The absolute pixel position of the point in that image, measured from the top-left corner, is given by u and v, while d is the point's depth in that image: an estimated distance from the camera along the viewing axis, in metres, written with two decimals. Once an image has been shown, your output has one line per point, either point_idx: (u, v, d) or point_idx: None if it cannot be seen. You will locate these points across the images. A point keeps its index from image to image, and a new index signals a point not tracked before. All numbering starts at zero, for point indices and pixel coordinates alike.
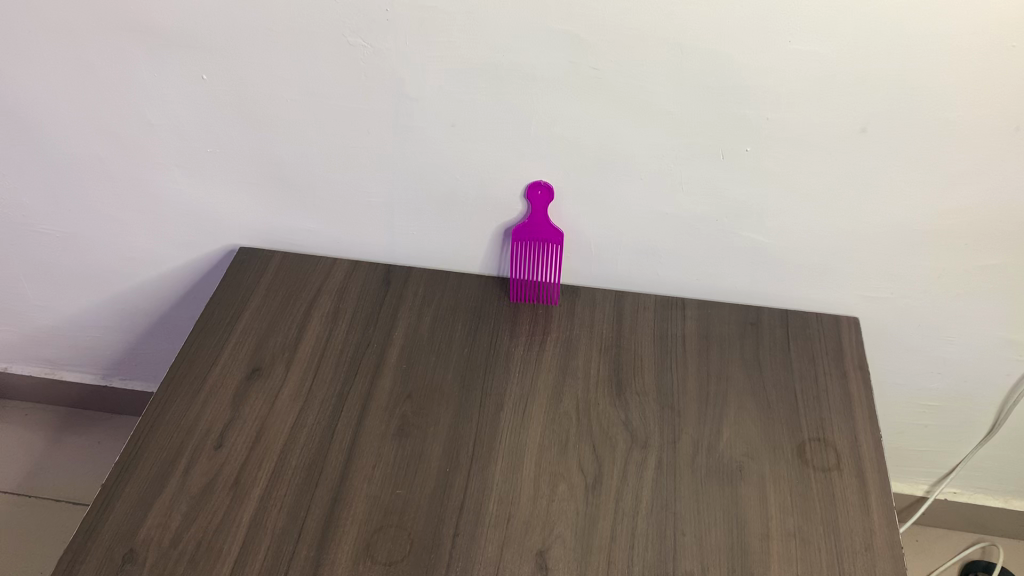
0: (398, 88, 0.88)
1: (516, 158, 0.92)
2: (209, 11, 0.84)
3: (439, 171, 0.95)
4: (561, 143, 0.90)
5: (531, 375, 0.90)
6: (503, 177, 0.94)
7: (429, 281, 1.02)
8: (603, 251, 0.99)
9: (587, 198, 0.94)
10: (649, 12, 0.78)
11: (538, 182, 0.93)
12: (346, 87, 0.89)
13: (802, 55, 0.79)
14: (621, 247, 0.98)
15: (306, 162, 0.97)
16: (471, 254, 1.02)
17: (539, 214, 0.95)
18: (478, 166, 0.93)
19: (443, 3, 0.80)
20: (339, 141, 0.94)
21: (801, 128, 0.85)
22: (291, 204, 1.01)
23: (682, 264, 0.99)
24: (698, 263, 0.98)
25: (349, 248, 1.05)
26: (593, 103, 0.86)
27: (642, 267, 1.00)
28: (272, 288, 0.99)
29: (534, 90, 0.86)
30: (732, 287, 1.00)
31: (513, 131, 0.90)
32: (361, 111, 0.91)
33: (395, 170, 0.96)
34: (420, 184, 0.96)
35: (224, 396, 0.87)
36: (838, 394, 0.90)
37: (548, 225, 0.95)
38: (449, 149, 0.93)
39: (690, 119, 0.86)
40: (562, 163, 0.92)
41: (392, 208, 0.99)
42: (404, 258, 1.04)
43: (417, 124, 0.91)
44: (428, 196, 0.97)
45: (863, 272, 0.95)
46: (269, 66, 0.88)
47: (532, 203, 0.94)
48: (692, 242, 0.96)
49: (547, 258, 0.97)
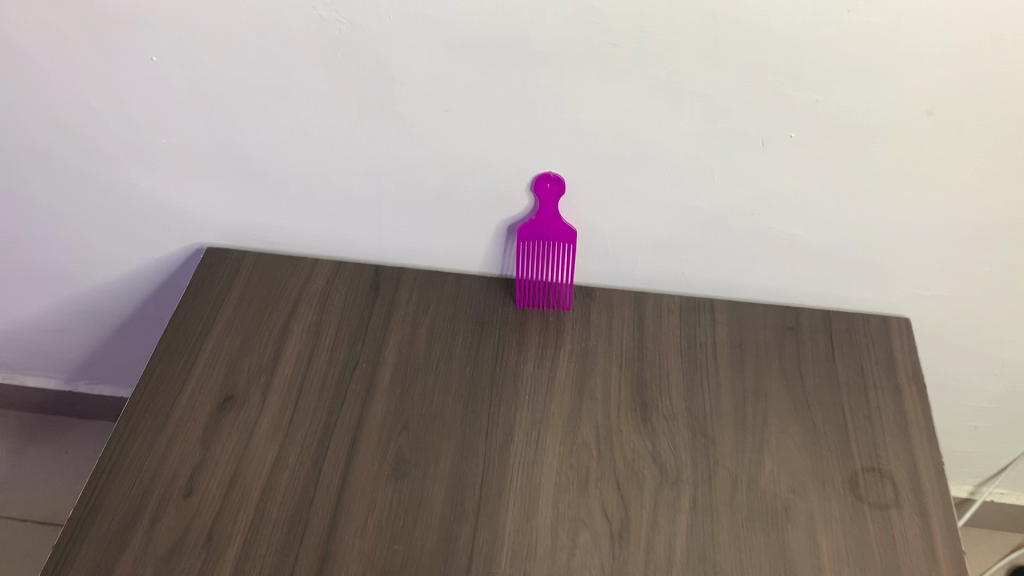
0: (382, 69, 0.75)
1: (521, 145, 0.80)
2: None
3: (432, 161, 0.82)
4: (573, 129, 0.78)
5: (543, 398, 0.79)
6: (507, 167, 0.81)
7: (424, 283, 0.89)
8: (621, 247, 0.87)
9: (604, 189, 0.82)
10: None
11: (547, 173, 0.81)
12: (321, 68, 0.76)
13: (862, 28, 0.66)
14: (642, 242, 0.86)
15: (278, 152, 0.84)
16: (469, 251, 0.90)
17: (549, 210, 0.82)
18: (478, 155, 0.81)
19: None
20: (316, 129, 0.81)
21: (856, 111, 0.72)
22: (264, 199, 0.89)
23: (711, 262, 0.87)
24: (730, 260, 0.86)
25: (332, 246, 0.92)
26: (611, 83, 0.73)
27: (666, 265, 0.88)
28: (245, 296, 0.87)
29: (542, 68, 0.73)
30: (768, 286, 0.88)
31: (519, 115, 0.77)
32: (340, 95, 0.78)
33: (381, 160, 0.83)
34: (411, 176, 0.84)
35: (192, 432, 0.76)
36: (892, 412, 0.79)
37: (559, 222, 0.83)
38: (443, 137, 0.80)
39: (725, 101, 0.73)
40: (576, 151, 0.79)
41: (379, 203, 0.87)
42: (393, 257, 0.92)
43: (406, 108, 0.78)
44: (420, 189, 0.85)
45: (919, 268, 0.84)
46: (230, 45, 0.75)
47: (540, 197, 0.82)
48: (724, 237, 0.84)
49: (559, 259, 0.85)
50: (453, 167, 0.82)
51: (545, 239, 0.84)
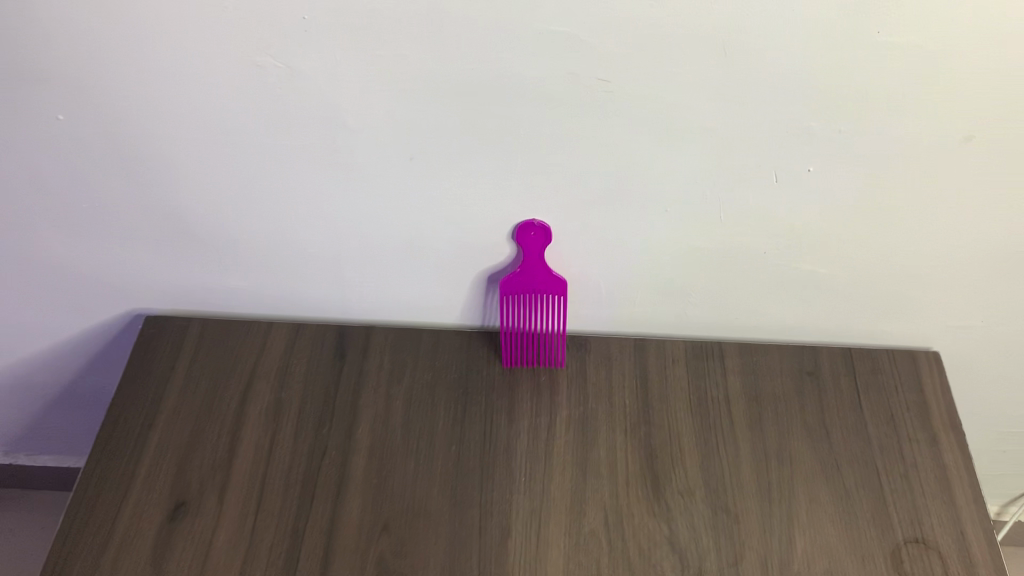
0: (333, 117, 0.64)
1: (499, 191, 0.69)
2: (57, 31, 0.59)
3: (397, 212, 0.71)
4: (560, 171, 0.67)
5: (541, 478, 0.69)
6: (484, 214, 0.71)
7: (396, 343, 0.79)
8: (617, 293, 0.77)
9: (597, 232, 0.72)
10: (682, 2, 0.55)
11: (530, 221, 0.70)
12: (260, 119, 0.65)
13: (894, 50, 0.57)
14: (640, 287, 0.76)
15: (219, 212, 0.73)
16: (446, 304, 0.79)
17: (534, 259, 0.72)
18: (449, 204, 0.70)
19: (387, 6, 0.56)
20: (261, 185, 0.70)
21: (883, 140, 0.63)
22: (207, 261, 0.78)
23: (719, 304, 0.77)
24: (739, 301, 0.77)
25: (289, 306, 0.81)
26: (603, 120, 0.63)
27: (668, 307, 0.78)
28: (193, 377, 0.76)
29: (522, 108, 0.63)
30: (782, 325, 0.78)
31: (496, 159, 0.66)
32: (286, 146, 0.67)
33: (339, 213, 0.72)
34: (373, 228, 0.73)
35: (140, 550, 0.66)
36: (931, 469, 0.70)
37: (547, 271, 0.73)
38: (409, 188, 0.69)
39: (734, 135, 0.63)
40: (563, 194, 0.69)
41: (340, 258, 0.76)
42: (360, 313, 0.81)
43: (364, 157, 0.67)
44: (385, 241, 0.74)
45: (950, 299, 0.75)
46: (152, 98, 0.64)
47: (524, 246, 0.72)
48: (732, 277, 0.75)
49: (548, 310, 0.75)
50: (421, 217, 0.72)
51: (532, 289, 0.74)
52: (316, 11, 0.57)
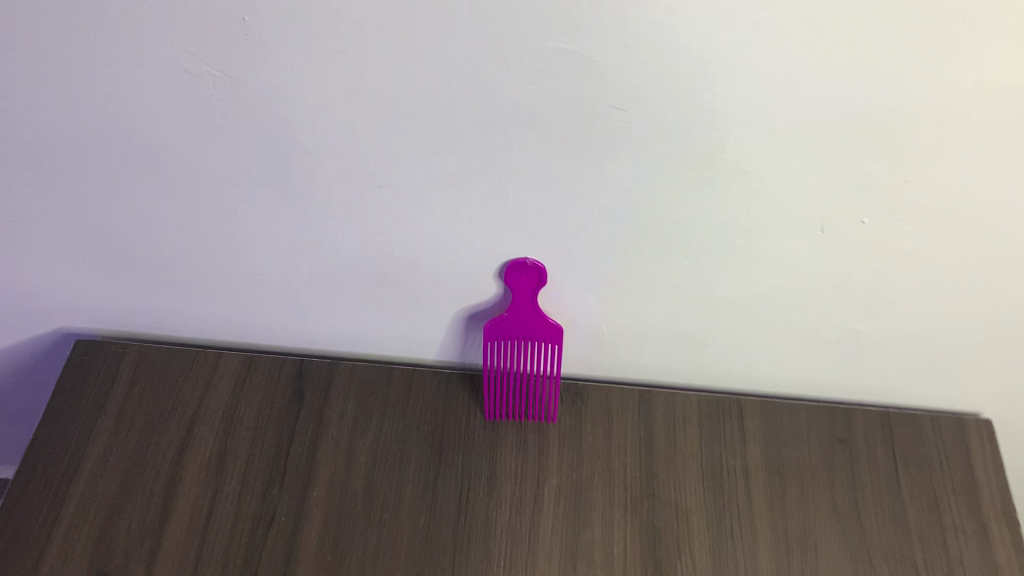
0: (285, 136, 0.52)
1: (486, 227, 0.57)
2: None
3: (364, 243, 0.60)
4: (559, 209, 0.55)
5: (524, 564, 0.59)
6: (467, 250, 0.59)
7: (362, 381, 0.68)
8: (621, 338, 0.66)
9: (601, 275, 0.60)
10: (722, 22, 0.43)
11: (523, 259, 0.59)
12: (196, 135, 0.53)
13: (985, 91, 0.45)
14: (649, 333, 0.65)
15: (153, 234, 0.61)
16: (422, 339, 0.68)
17: (527, 301, 0.61)
18: (426, 238, 0.59)
19: (348, 9, 0.44)
20: (201, 207, 0.58)
21: (957, 193, 0.51)
22: (143, 284, 0.66)
23: (740, 355, 0.66)
24: (764, 353, 0.66)
25: (242, 332, 0.70)
26: (616, 157, 0.51)
27: (680, 356, 0.67)
28: (125, 417, 0.66)
29: (516, 138, 0.51)
30: (811, 380, 0.67)
31: (482, 192, 0.55)
32: (229, 166, 0.55)
33: (295, 241, 0.60)
34: (335, 259, 0.62)
35: None
36: (979, 568, 0.60)
37: (541, 315, 0.62)
38: (377, 218, 0.58)
39: (774, 178, 0.52)
40: (561, 234, 0.57)
41: (298, 288, 0.65)
42: (323, 342, 0.70)
43: (323, 182, 0.55)
44: (351, 274, 0.63)
45: (1010, 363, 0.64)
46: (62, 105, 0.52)
47: (514, 288, 0.60)
48: (759, 328, 0.63)
49: (539, 357, 0.64)
50: (393, 250, 0.60)
51: (522, 333, 0.63)
52: (260, 11, 0.45)
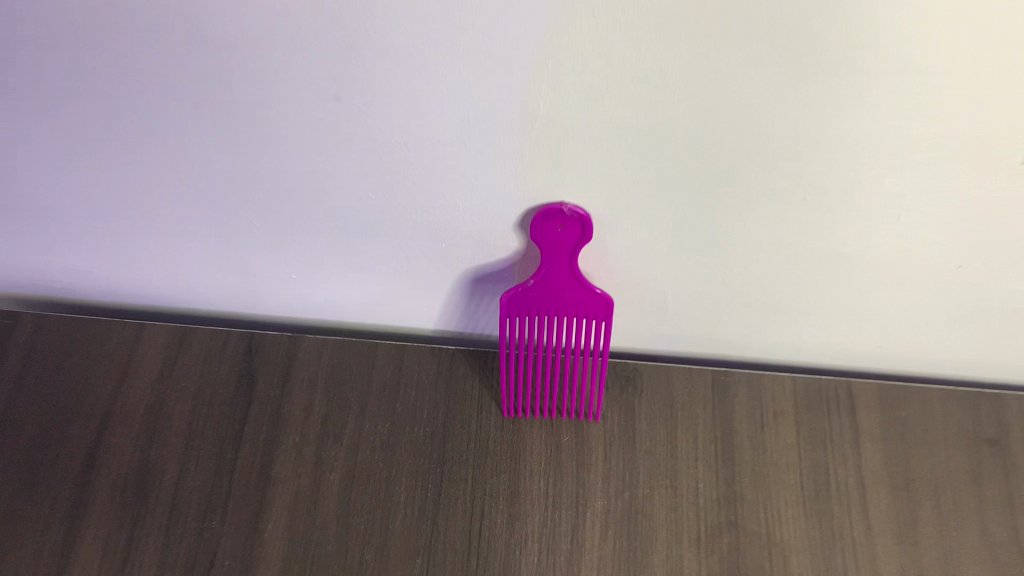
0: (177, 27, 0.32)
1: (505, 163, 0.38)
2: None
3: (324, 187, 0.41)
4: (617, 136, 0.36)
5: None
6: (477, 196, 0.40)
7: (333, 365, 0.50)
8: (691, 307, 0.47)
9: (672, 227, 0.41)
10: None
11: (560, 207, 0.39)
12: (38, 26, 0.33)
13: None
14: (732, 300, 0.46)
15: (20, 172, 0.42)
16: (416, 305, 0.50)
17: (563, 263, 0.42)
18: (414, 179, 0.39)
19: None
20: (78, 135, 0.39)
21: None
22: (26, 237, 0.48)
23: (855, 328, 0.48)
24: (889, 325, 0.47)
25: (174, 294, 0.52)
26: (712, 53, 0.31)
27: (771, 329, 0.48)
28: (14, 418, 0.48)
29: (551, 24, 0.31)
30: (949, 357, 0.49)
31: (498, 110, 0.35)
32: (104, 79, 0.35)
33: (225, 185, 0.41)
34: (286, 208, 0.42)
35: None
36: None
37: (582, 281, 0.43)
38: (339, 152, 0.38)
39: (970, 84, 0.32)
40: (618, 171, 0.38)
41: (236, 242, 0.46)
42: (284, 307, 0.52)
43: (248, 98, 0.36)
44: (312, 227, 0.44)
45: None
46: None
47: (545, 248, 0.41)
48: (889, 295, 0.45)
49: (579, 334, 0.46)
50: (368, 196, 0.41)
51: (555, 304, 0.44)
52: None
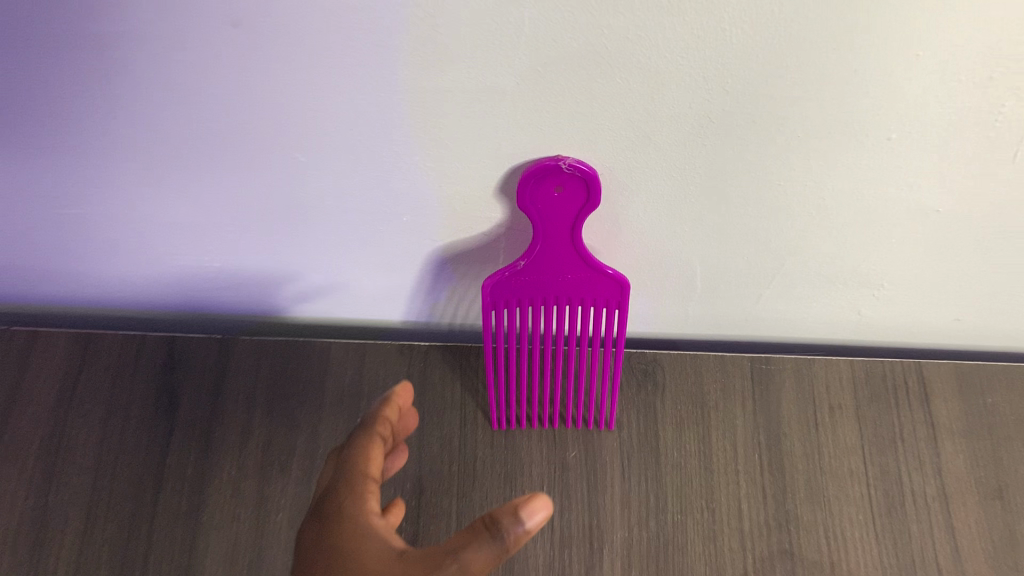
0: None
1: (478, 107, 0.27)
2: None
3: (239, 152, 0.30)
4: (636, 62, 0.25)
5: None
6: (443, 153, 0.30)
7: (276, 376, 0.40)
8: (723, 283, 0.37)
9: (706, 184, 0.31)
10: None
11: (556, 164, 0.29)
12: None
13: None
14: (778, 274, 0.37)
15: None
16: (377, 293, 0.40)
17: (563, 238, 0.31)
18: (357, 137, 0.29)
19: None
20: None
21: None
22: None
23: (931, 300, 0.38)
24: (975, 294, 0.37)
25: (75, 293, 0.42)
26: None
27: (824, 305, 0.39)
28: None
29: None
30: None
31: (465, 31, 0.24)
32: None
33: (105, 154, 0.31)
34: (192, 181, 0.32)
35: None
36: None
37: (588, 259, 0.32)
38: (248, 103, 0.28)
39: None
40: (636, 112, 0.27)
41: (134, 226, 0.35)
42: (213, 301, 0.42)
43: (107, 30, 0.25)
44: (231, 203, 0.33)
45: None
46: None
47: (540, 219, 0.30)
48: (980, 259, 0.35)
49: (585, 326, 0.36)
50: (298, 160, 0.30)
51: (554, 289, 0.34)
52: None
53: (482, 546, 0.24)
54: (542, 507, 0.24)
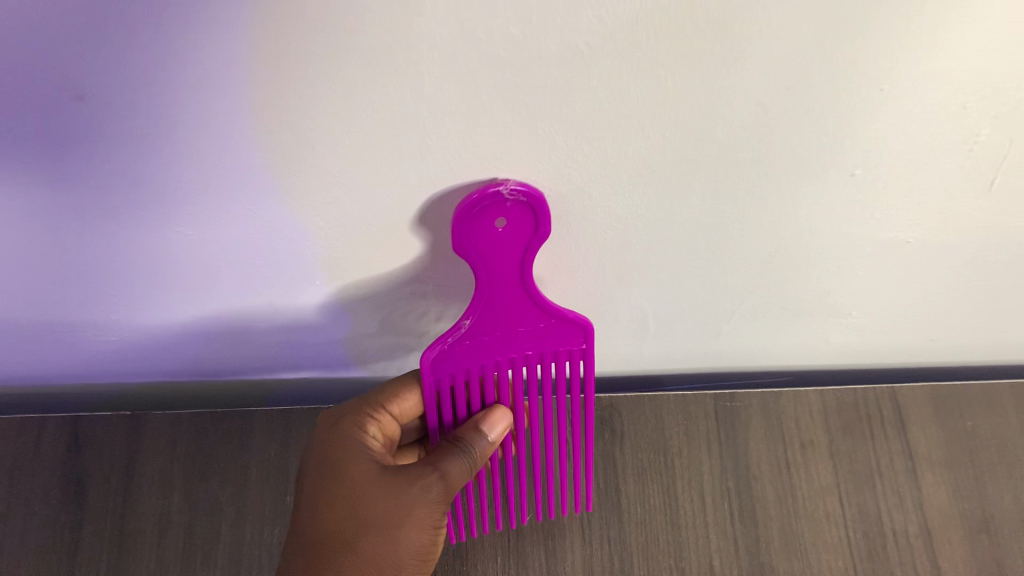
0: None
1: None
2: None
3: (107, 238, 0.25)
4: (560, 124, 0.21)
5: None
6: (352, 243, 0.25)
7: (195, 452, 0.36)
8: (682, 322, 0.34)
9: (655, 232, 0.27)
10: None
11: (496, 192, 0.22)
12: None
13: None
14: (740, 309, 0.33)
15: None
16: (303, 356, 0.36)
17: (511, 282, 0.24)
18: (248, 219, 0.24)
19: None
20: None
21: None
22: None
23: (905, 325, 0.35)
24: (950, 317, 0.35)
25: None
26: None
27: (791, 337, 0.36)
28: None
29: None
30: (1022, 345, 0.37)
31: (358, 120, 0.20)
32: None
33: None
34: (42, 250, 0.26)
35: None
36: None
37: (545, 316, 0.26)
38: (103, 186, 0.22)
39: None
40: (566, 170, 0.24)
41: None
42: (106, 367, 0.36)
43: None
44: (100, 275, 0.27)
45: None
46: None
47: (482, 257, 0.23)
48: (955, 283, 0.32)
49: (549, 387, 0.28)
50: (166, 231, 0.24)
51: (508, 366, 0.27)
52: None
53: (452, 459, 0.27)
54: (505, 414, 0.28)
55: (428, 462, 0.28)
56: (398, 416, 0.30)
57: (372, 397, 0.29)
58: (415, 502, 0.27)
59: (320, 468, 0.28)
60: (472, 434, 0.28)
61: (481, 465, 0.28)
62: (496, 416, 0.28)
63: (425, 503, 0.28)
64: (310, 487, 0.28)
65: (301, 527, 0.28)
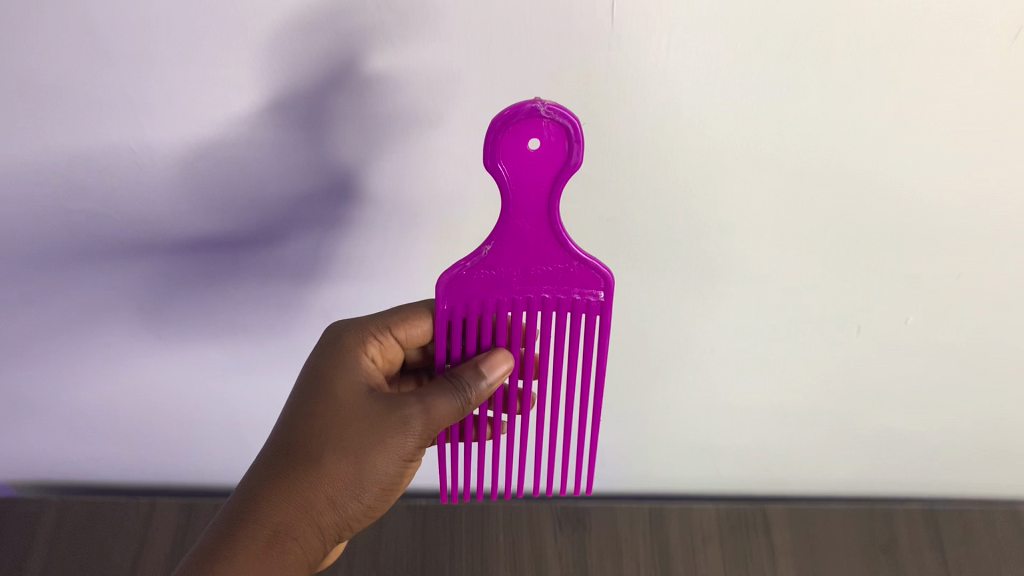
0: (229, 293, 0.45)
1: None
2: None
3: None
4: None
5: None
6: None
7: None
8: (622, 455, 0.58)
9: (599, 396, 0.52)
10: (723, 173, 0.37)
11: (534, 107, 0.29)
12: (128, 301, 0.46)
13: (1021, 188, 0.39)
14: (657, 446, 0.57)
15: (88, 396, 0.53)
16: None
17: (533, 207, 0.32)
18: None
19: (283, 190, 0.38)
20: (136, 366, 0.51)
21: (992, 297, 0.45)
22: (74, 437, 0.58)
23: (759, 463, 0.58)
24: (784, 459, 0.58)
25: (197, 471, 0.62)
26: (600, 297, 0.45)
27: (691, 469, 0.59)
28: None
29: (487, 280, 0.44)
30: (836, 483, 0.60)
31: None
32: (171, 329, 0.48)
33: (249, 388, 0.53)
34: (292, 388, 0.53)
35: None
36: None
37: (563, 256, 0.34)
38: None
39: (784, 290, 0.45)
40: None
41: (233, 374, 0.52)
42: None
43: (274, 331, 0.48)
44: (291, 306, 0.46)
45: None
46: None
47: (515, 173, 0.31)
48: (778, 437, 0.56)
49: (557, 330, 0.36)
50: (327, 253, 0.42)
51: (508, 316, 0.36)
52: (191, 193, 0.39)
53: (442, 399, 0.35)
54: (504, 359, 0.36)
55: (417, 396, 0.35)
56: (403, 341, 0.39)
57: (392, 323, 0.39)
58: (394, 435, 0.35)
59: (322, 402, 0.36)
60: (473, 374, 0.35)
61: (468, 402, 0.35)
62: (494, 360, 0.36)
63: (400, 436, 0.35)
64: (311, 420, 0.35)
65: (291, 430, 0.35)
